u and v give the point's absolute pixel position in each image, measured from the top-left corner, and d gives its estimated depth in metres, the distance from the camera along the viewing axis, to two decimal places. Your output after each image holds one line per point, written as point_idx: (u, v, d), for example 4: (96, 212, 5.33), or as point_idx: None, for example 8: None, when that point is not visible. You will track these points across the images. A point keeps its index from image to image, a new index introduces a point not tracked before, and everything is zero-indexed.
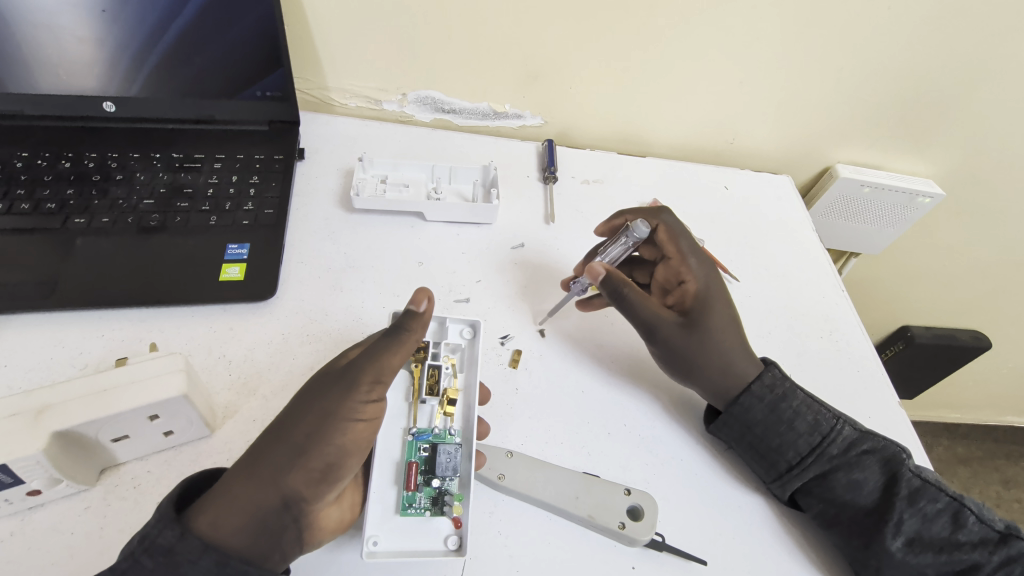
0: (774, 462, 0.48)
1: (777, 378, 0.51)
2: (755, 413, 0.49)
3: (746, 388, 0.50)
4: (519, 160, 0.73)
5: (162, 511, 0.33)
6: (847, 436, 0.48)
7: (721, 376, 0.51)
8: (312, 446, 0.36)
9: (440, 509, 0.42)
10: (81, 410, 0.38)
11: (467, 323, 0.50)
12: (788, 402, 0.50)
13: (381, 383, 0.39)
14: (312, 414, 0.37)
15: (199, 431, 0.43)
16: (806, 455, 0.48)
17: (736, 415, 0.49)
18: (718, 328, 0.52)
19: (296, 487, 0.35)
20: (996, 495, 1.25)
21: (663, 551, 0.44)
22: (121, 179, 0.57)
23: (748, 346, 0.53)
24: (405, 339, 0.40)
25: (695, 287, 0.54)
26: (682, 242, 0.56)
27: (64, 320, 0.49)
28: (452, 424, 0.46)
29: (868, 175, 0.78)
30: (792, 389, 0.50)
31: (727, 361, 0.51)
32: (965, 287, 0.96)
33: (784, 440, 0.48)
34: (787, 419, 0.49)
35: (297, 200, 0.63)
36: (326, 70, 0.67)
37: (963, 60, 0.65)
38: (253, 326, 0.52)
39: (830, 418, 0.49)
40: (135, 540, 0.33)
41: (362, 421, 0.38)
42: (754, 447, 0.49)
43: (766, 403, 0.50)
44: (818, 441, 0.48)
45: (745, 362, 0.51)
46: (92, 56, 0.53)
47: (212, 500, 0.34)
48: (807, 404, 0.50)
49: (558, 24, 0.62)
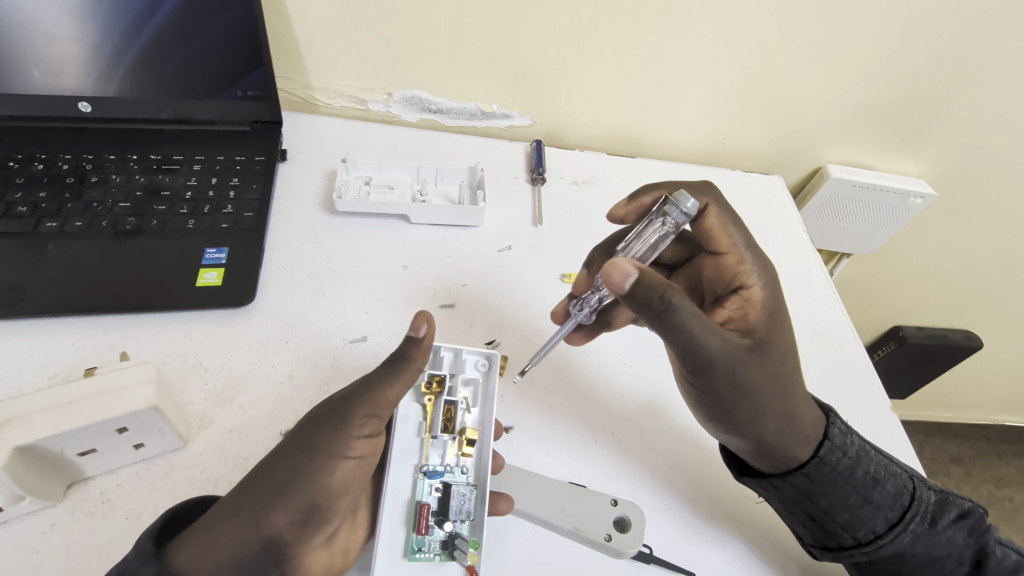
0: (842, 536, 0.44)
1: (845, 438, 0.46)
2: (829, 487, 0.44)
3: (817, 452, 0.45)
4: (507, 161, 0.72)
5: (141, 548, 0.33)
6: (928, 503, 0.45)
7: (786, 420, 0.44)
8: (297, 486, 0.34)
9: (451, 553, 0.41)
10: (46, 424, 0.36)
11: (484, 355, 0.48)
12: (863, 470, 0.45)
13: (376, 416, 0.38)
14: (301, 451, 0.35)
15: (171, 443, 0.42)
16: (883, 533, 0.44)
17: (802, 487, 0.44)
18: (784, 354, 0.46)
19: (279, 529, 0.34)
20: (988, 494, 1.26)
21: (651, 563, 0.43)
22: (97, 180, 0.55)
23: (810, 396, 0.46)
24: (404, 368, 0.39)
25: (759, 294, 0.49)
26: (738, 237, 0.51)
27: (34, 328, 0.48)
28: (466, 462, 0.44)
29: (860, 176, 0.77)
30: (862, 451, 0.46)
31: (792, 398, 0.44)
32: (957, 288, 0.96)
33: (859, 516, 0.44)
34: (865, 492, 0.44)
35: (277, 201, 0.61)
36: (309, 69, 0.65)
37: (955, 60, 0.64)
38: (230, 333, 0.50)
39: (906, 484, 0.45)
40: (111, 573, 0.32)
41: (354, 459, 0.36)
42: (821, 523, 0.44)
43: (840, 472, 0.45)
44: (898, 514, 0.44)
45: (807, 403, 0.46)
46: (65, 55, 0.51)
47: (193, 535, 0.34)
48: (883, 472, 0.45)
49: (545, 22, 0.61)
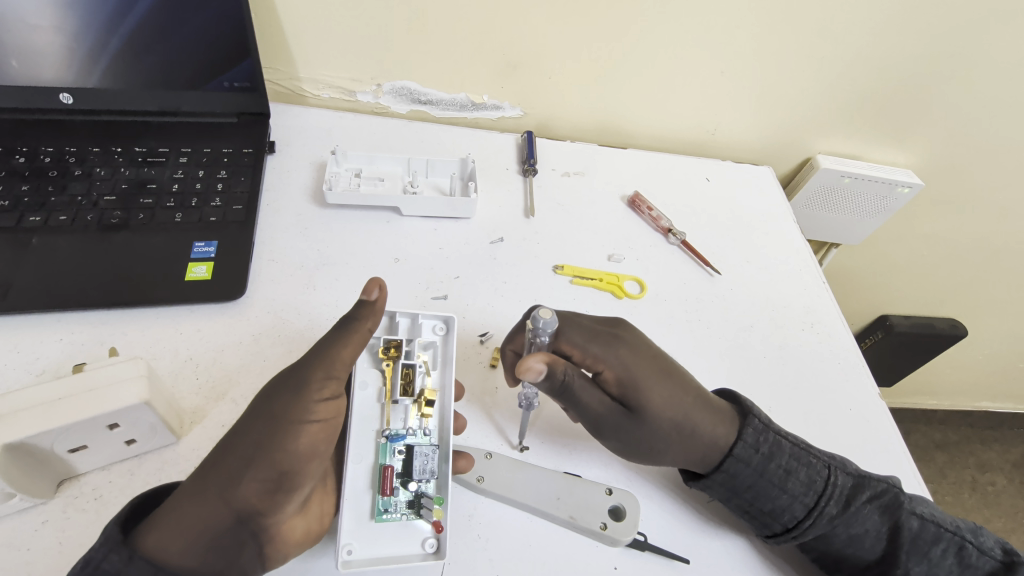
0: (768, 523, 0.45)
1: (760, 433, 0.46)
2: (743, 479, 0.45)
3: (730, 452, 0.45)
4: (498, 152, 0.71)
5: (107, 535, 0.32)
6: (842, 486, 0.46)
7: (691, 448, 0.45)
8: (262, 454, 0.35)
9: (417, 512, 0.41)
10: (33, 421, 0.36)
11: (441, 319, 0.48)
12: (776, 461, 0.45)
13: (334, 379, 0.38)
14: (262, 419, 0.36)
15: (163, 438, 0.42)
16: (803, 518, 0.44)
17: (722, 482, 0.45)
18: (662, 402, 0.45)
19: (247, 499, 0.35)
20: (971, 479, 1.29)
21: (645, 550, 0.44)
22: (80, 174, 0.54)
23: (711, 408, 0.46)
24: (358, 329, 0.40)
25: (611, 375, 0.46)
26: (572, 334, 0.47)
27: (19, 324, 0.47)
28: (429, 424, 0.45)
29: (849, 167, 0.77)
30: (777, 443, 0.46)
31: (690, 427, 0.45)
32: (943, 277, 0.97)
33: (779, 504, 0.44)
34: (778, 481, 0.45)
35: (266, 193, 0.61)
36: (296, 60, 0.65)
37: (941, 51, 0.65)
38: (220, 328, 0.50)
39: (822, 470, 0.46)
40: (76, 566, 0.31)
41: (317, 422, 0.37)
42: (746, 511, 0.45)
43: (754, 467, 0.45)
44: (815, 500, 0.45)
45: (710, 419, 0.46)
46: (46, 45, 0.50)
47: (162, 518, 0.34)
48: (797, 460, 0.46)
49: (535, 12, 0.61)
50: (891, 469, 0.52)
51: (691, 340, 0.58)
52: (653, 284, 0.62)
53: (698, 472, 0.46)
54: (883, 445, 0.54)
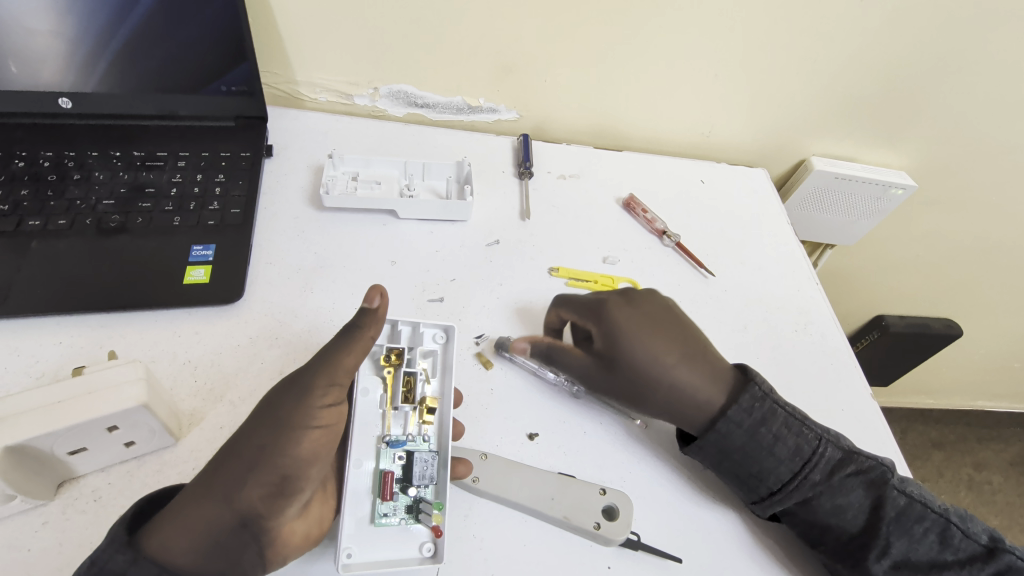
0: (754, 487, 0.46)
1: (758, 398, 0.47)
2: (733, 439, 0.46)
3: (722, 414, 0.47)
4: (495, 155, 0.72)
5: (114, 534, 0.34)
6: (831, 457, 0.47)
7: (674, 402, 0.48)
8: (266, 459, 0.35)
9: (416, 517, 0.42)
10: (34, 423, 0.37)
11: (441, 327, 0.48)
12: (767, 427, 0.47)
13: (337, 386, 0.38)
14: (268, 424, 0.37)
15: (162, 440, 0.42)
16: (788, 482, 0.46)
17: (713, 441, 0.47)
18: (643, 357, 0.50)
19: (252, 504, 0.35)
20: (967, 478, 1.29)
21: (639, 549, 0.44)
22: (79, 178, 0.54)
23: (701, 372, 0.49)
24: (360, 337, 0.39)
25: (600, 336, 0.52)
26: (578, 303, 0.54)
27: (18, 328, 0.47)
28: (428, 431, 0.45)
29: (843, 168, 0.78)
30: (772, 409, 0.47)
31: (667, 380, 0.49)
32: (937, 277, 0.98)
33: (765, 467, 0.46)
34: (767, 445, 0.46)
35: (264, 197, 0.61)
36: (293, 63, 0.65)
37: (932, 54, 0.66)
38: (218, 330, 0.50)
39: (812, 439, 0.47)
40: (84, 564, 0.33)
41: (319, 428, 0.37)
42: (733, 472, 0.47)
43: (745, 428, 0.47)
44: (801, 466, 0.46)
45: (699, 380, 0.48)
46: (45, 50, 0.51)
47: (165, 521, 0.35)
48: (788, 427, 0.47)
49: (529, 16, 0.61)
50: None
51: None
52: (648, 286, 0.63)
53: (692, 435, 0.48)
54: (876, 444, 0.55)
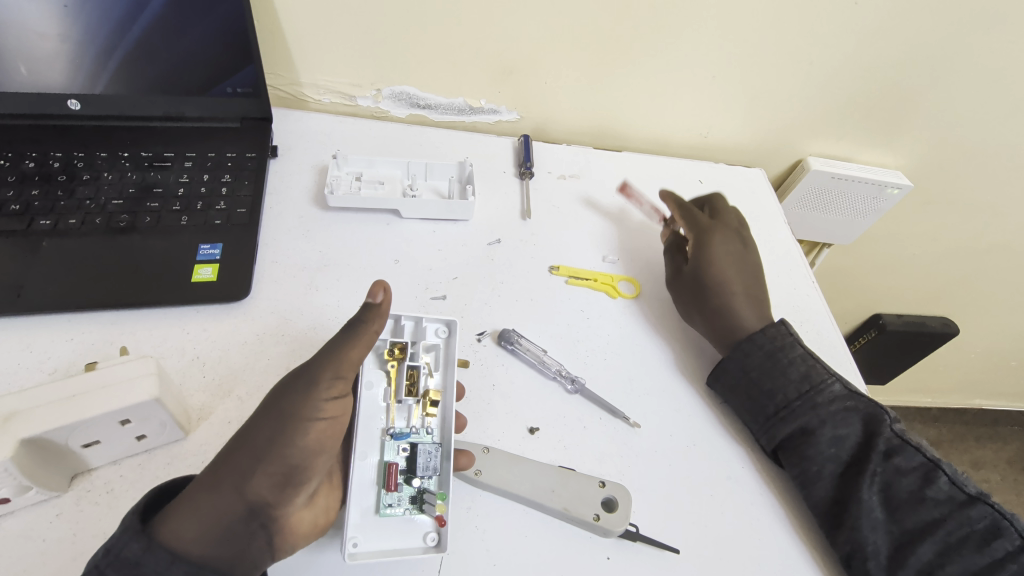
0: (762, 406, 0.52)
1: (782, 333, 0.55)
2: (753, 359, 0.53)
3: (753, 336, 0.55)
4: (496, 155, 0.73)
5: (127, 524, 0.35)
6: (834, 390, 0.51)
7: (723, 326, 0.57)
8: (273, 450, 0.36)
9: (420, 507, 0.43)
10: (50, 416, 0.38)
11: (443, 322, 0.50)
12: (784, 353, 0.53)
13: (341, 380, 0.39)
14: (274, 416, 0.37)
15: (172, 434, 0.43)
16: (793, 400, 0.51)
17: (735, 358, 0.54)
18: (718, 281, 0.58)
19: (260, 493, 0.36)
20: (965, 476, 1.30)
21: (637, 541, 0.45)
22: (88, 178, 0.56)
23: (756, 308, 0.58)
24: (364, 332, 0.40)
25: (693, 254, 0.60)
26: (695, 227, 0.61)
27: (30, 325, 0.48)
28: (431, 424, 0.46)
29: (840, 168, 0.79)
30: (792, 343, 0.54)
31: (731, 307, 0.57)
32: (934, 276, 0.99)
33: (775, 385, 0.52)
34: (781, 366, 0.53)
35: (269, 197, 0.62)
36: (298, 65, 0.66)
37: (927, 56, 0.67)
38: (225, 327, 0.51)
39: (824, 372, 0.52)
40: (99, 553, 0.34)
41: (324, 420, 0.38)
42: (746, 391, 0.52)
43: (765, 351, 0.54)
44: (807, 389, 0.51)
45: (752, 313, 0.57)
46: (56, 53, 0.52)
47: (175, 511, 0.35)
48: (804, 358, 0.53)
49: (530, 19, 0.62)
50: None
51: (685, 339, 0.60)
52: (647, 284, 0.64)
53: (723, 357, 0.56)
54: None
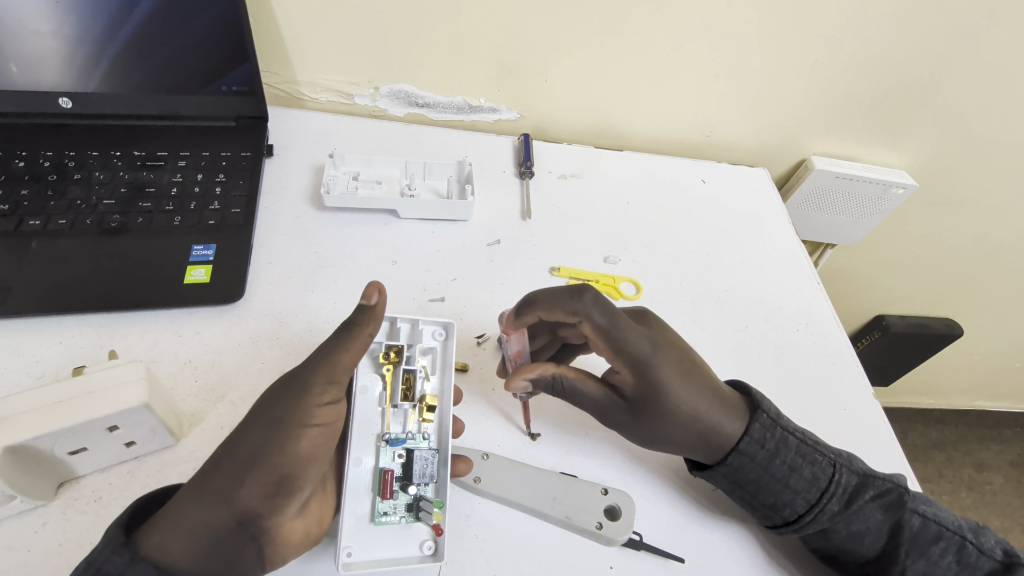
0: (769, 515, 0.46)
1: (766, 431, 0.46)
2: (747, 472, 0.46)
3: (734, 447, 0.46)
4: (496, 154, 0.72)
5: (110, 537, 0.33)
6: (847, 484, 0.46)
7: (698, 442, 0.46)
8: (263, 456, 0.35)
9: (416, 515, 0.42)
10: (36, 423, 0.37)
11: (441, 324, 0.48)
12: (780, 458, 0.46)
13: (335, 384, 0.38)
14: (266, 422, 0.36)
15: (162, 440, 0.42)
16: (804, 513, 0.45)
17: (726, 474, 0.46)
18: (672, 399, 0.45)
19: (250, 502, 0.35)
20: (968, 478, 1.29)
21: (640, 549, 0.44)
22: (79, 178, 0.54)
23: (724, 403, 0.47)
24: (359, 334, 0.39)
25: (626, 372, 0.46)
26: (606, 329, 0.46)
27: (20, 328, 0.47)
28: (428, 428, 0.45)
29: (844, 167, 0.78)
30: (783, 438, 0.46)
31: (700, 424, 0.45)
32: (938, 277, 0.98)
33: (781, 498, 0.45)
34: (782, 477, 0.45)
35: (264, 197, 0.61)
36: (294, 63, 0.65)
37: (933, 54, 0.66)
38: (218, 330, 0.50)
39: (826, 466, 0.46)
40: (81, 566, 0.32)
41: (317, 426, 0.37)
42: (747, 502, 0.46)
43: (759, 462, 0.46)
44: (817, 496, 0.45)
45: (722, 416, 0.46)
46: (46, 51, 0.51)
47: (161, 520, 0.34)
48: (801, 456, 0.46)
49: (530, 16, 0.61)
50: (886, 470, 0.53)
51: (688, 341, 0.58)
52: (649, 286, 0.63)
53: (703, 462, 0.47)
54: (877, 445, 0.55)
